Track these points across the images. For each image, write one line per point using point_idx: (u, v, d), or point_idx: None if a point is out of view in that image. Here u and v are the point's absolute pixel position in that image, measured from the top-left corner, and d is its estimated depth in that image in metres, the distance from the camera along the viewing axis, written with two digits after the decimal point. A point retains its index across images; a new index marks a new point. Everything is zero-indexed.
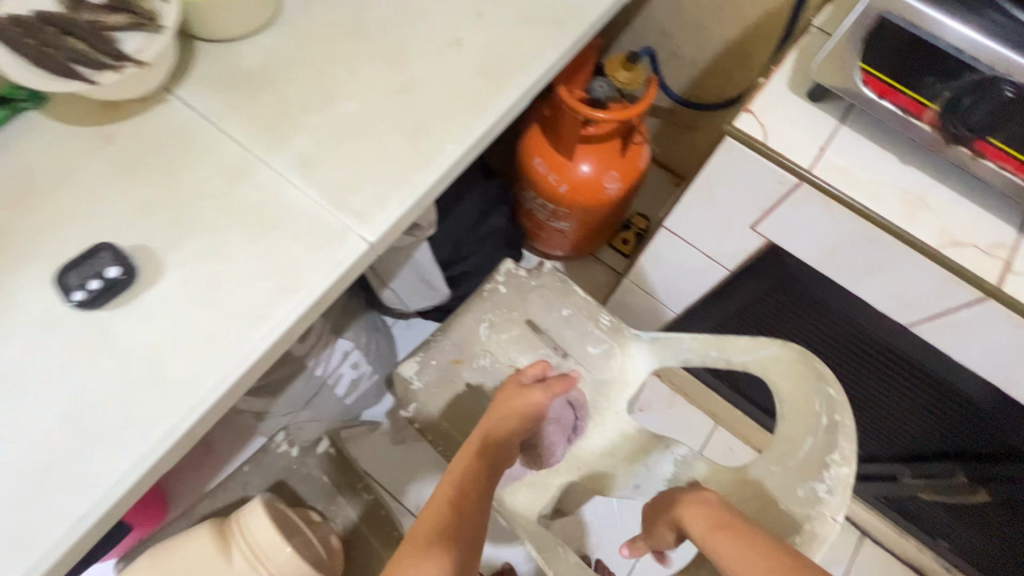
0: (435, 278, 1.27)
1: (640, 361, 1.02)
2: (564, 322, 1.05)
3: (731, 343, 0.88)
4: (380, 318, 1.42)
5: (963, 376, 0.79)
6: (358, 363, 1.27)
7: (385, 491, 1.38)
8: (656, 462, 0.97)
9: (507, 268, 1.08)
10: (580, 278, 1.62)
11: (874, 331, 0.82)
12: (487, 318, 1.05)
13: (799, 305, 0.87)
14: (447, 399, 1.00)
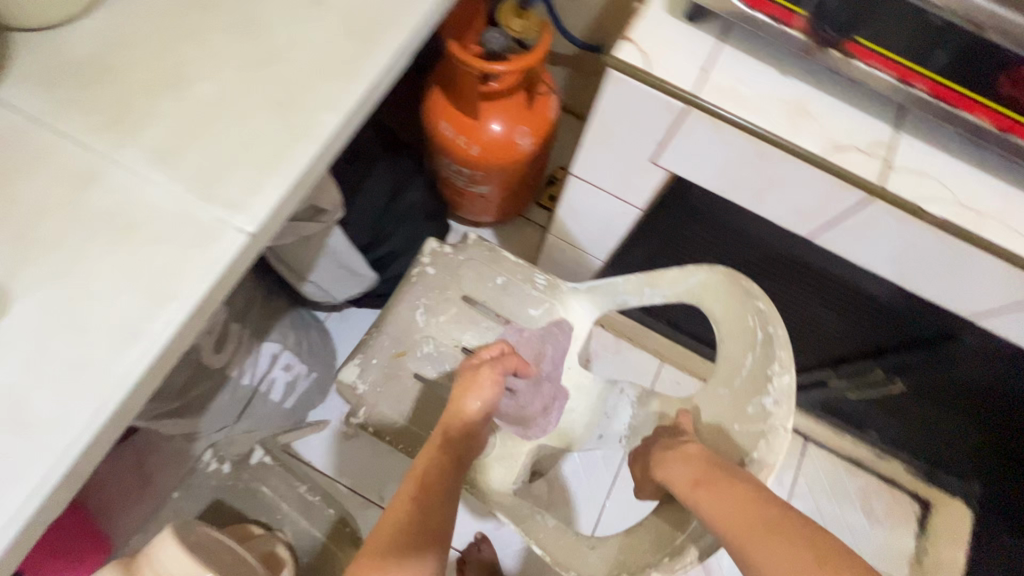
0: (358, 263, 1.22)
1: (580, 313, 1.01)
2: (500, 293, 1.03)
3: (661, 277, 0.87)
4: (309, 315, 1.36)
5: (865, 278, 0.83)
6: (291, 365, 1.21)
7: (345, 487, 1.35)
8: (612, 406, 1.00)
9: (432, 249, 1.05)
10: (511, 242, 1.60)
11: (780, 248, 0.85)
12: (421, 304, 1.02)
13: (711, 233, 0.88)
14: (399, 395, 0.96)
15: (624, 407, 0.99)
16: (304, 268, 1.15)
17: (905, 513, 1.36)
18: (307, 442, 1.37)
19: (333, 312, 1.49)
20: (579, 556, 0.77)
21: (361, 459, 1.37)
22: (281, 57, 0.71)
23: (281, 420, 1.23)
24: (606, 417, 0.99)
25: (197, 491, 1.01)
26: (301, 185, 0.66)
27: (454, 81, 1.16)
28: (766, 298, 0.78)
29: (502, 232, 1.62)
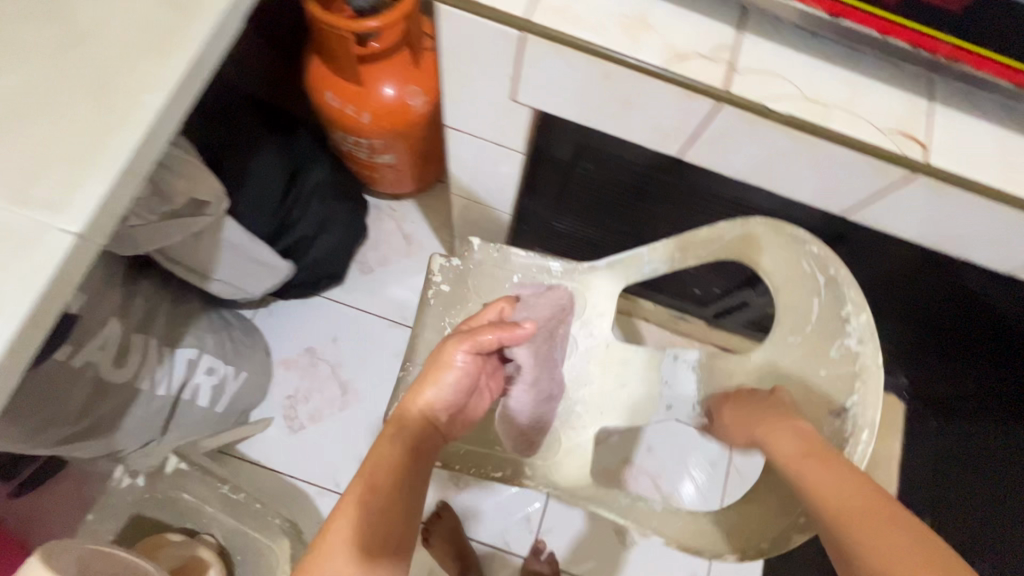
0: (267, 255, 1.17)
1: (608, 292, 0.96)
2: (519, 289, 0.98)
3: (691, 244, 0.82)
4: (228, 315, 1.31)
5: (754, 192, 0.83)
6: (214, 368, 1.17)
7: (299, 479, 1.34)
8: (677, 375, 0.91)
9: (438, 264, 1.00)
10: (435, 210, 1.57)
11: (667, 171, 0.84)
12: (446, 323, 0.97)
13: (599, 166, 0.87)
14: None
15: (691, 376, 0.90)
16: (206, 266, 1.10)
17: None
18: (254, 441, 1.35)
19: (260, 309, 1.45)
20: (702, 533, 0.76)
21: (313, 450, 1.36)
22: (90, 37, 0.65)
23: (216, 424, 1.20)
24: (669, 390, 0.91)
25: (112, 509, 1.09)
26: (132, 175, 0.61)
27: (329, 48, 1.09)
28: (817, 241, 0.74)
29: (425, 202, 1.58)
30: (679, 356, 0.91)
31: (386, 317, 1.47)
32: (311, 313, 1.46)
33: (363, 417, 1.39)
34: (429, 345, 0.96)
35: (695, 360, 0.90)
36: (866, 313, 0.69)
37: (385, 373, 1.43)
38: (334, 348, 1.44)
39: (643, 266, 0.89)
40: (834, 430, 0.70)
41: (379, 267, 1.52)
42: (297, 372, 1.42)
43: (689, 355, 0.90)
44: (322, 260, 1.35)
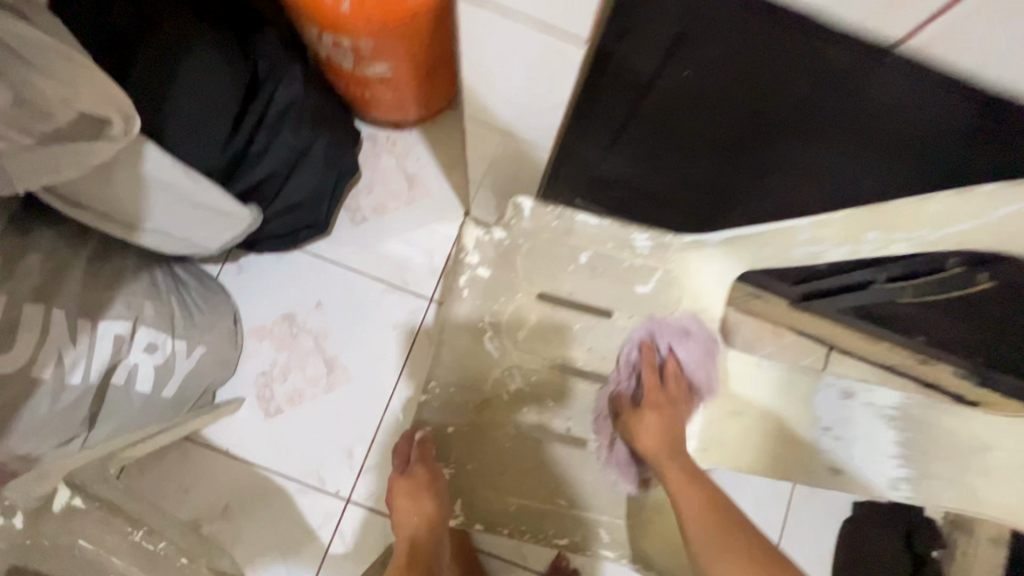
0: (219, 199, 0.87)
1: (713, 275, 0.78)
2: (589, 275, 0.77)
3: (903, 223, 0.63)
4: (180, 274, 1.03)
5: (978, 116, 0.49)
6: (157, 344, 0.90)
7: (275, 472, 1.10)
8: (870, 425, 0.77)
9: (475, 239, 0.76)
10: (446, 143, 1.24)
11: (824, 70, 0.51)
12: (488, 323, 0.77)
13: (706, 64, 0.54)
14: (505, 450, 0.77)
15: (886, 431, 0.77)
16: (130, 211, 0.80)
17: None
18: (221, 425, 1.11)
19: (229, 264, 1.18)
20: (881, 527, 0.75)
21: (293, 439, 1.12)
22: None
23: (166, 411, 0.96)
24: (850, 438, 0.77)
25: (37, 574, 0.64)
26: None
27: None
28: None
29: (433, 134, 1.24)
30: (871, 404, 0.78)
31: (381, 279, 1.18)
32: (290, 271, 1.18)
33: (353, 401, 1.14)
34: (455, 349, 0.77)
35: (896, 405, 0.78)
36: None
37: (380, 349, 1.16)
38: (318, 316, 1.16)
39: (797, 244, 0.69)
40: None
41: (374, 216, 1.21)
42: (273, 344, 1.15)
43: (884, 400, 0.78)
44: (300, 205, 1.05)
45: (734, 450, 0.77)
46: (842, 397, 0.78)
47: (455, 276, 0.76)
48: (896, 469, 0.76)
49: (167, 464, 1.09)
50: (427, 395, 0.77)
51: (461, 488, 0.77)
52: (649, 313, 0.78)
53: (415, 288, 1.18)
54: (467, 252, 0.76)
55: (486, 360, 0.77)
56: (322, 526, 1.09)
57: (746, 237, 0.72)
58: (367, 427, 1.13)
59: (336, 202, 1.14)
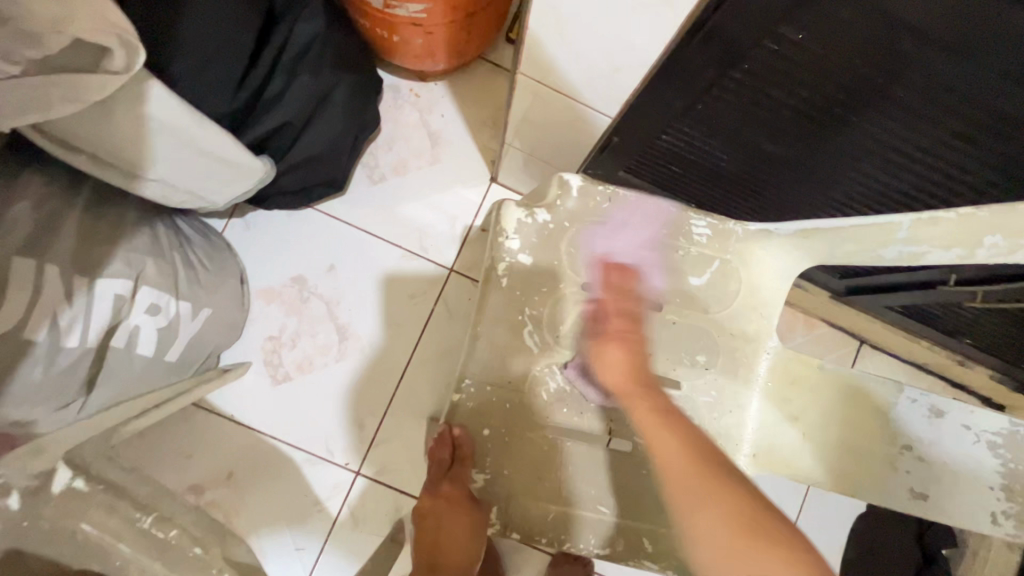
0: (229, 147, 0.78)
1: (778, 267, 0.71)
2: (640, 264, 0.72)
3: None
4: (183, 228, 0.95)
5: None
6: (160, 306, 0.83)
7: (284, 442, 1.06)
8: (965, 449, 0.70)
9: (516, 221, 0.71)
10: (477, 98, 1.15)
11: (965, 27, 0.47)
12: (526, 317, 0.71)
13: (828, 23, 0.49)
14: (545, 454, 0.70)
15: (987, 457, 0.70)
16: (129, 158, 0.71)
17: None
18: (227, 391, 1.06)
19: (235, 220, 1.09)
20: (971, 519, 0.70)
21: (299, 407, 1.07)
22: None
23: (169, 376, 0.90)
24: (943, 459, 0.70)
25: None
26: None
27: None
28: None
29: (460, 88, 1.15)
30: (968, 426, 0.71)
31: (399, 245, 1.11)
32: (302, 231, 1.10)
33: (367, 371, 1.08)
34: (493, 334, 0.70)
35: (1001, 430, 0.70)
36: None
37: (396, 318, 1.09)
38: (331, 281, 1.09)
39: (891, 241, 0.62)
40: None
41: (394, 176, 1.12)
42: (282, 309, 1.08)
43: (985, 422, 0.71)
44: (313, 159, 0.95)
45: (790, 455, 0.71)
46: (932, 414, 0.71)
47: (493, 263, 0.70)
48: (999, 502, 0.69)
49: (169, 429, 1.04)
50: (460, 393, 0.69)
51: (500, 495, 0.69)
52: (704, 306, 0.72)
53: (436, 255, 1.11)
54: (507, 235, 0.70)
55: (520, 351, 0.70)
56: (331, 498, 1.05)
57: (823, 229, 0.66)
58: (381, 400, 1.08)
59: (355, 159, 1.05)
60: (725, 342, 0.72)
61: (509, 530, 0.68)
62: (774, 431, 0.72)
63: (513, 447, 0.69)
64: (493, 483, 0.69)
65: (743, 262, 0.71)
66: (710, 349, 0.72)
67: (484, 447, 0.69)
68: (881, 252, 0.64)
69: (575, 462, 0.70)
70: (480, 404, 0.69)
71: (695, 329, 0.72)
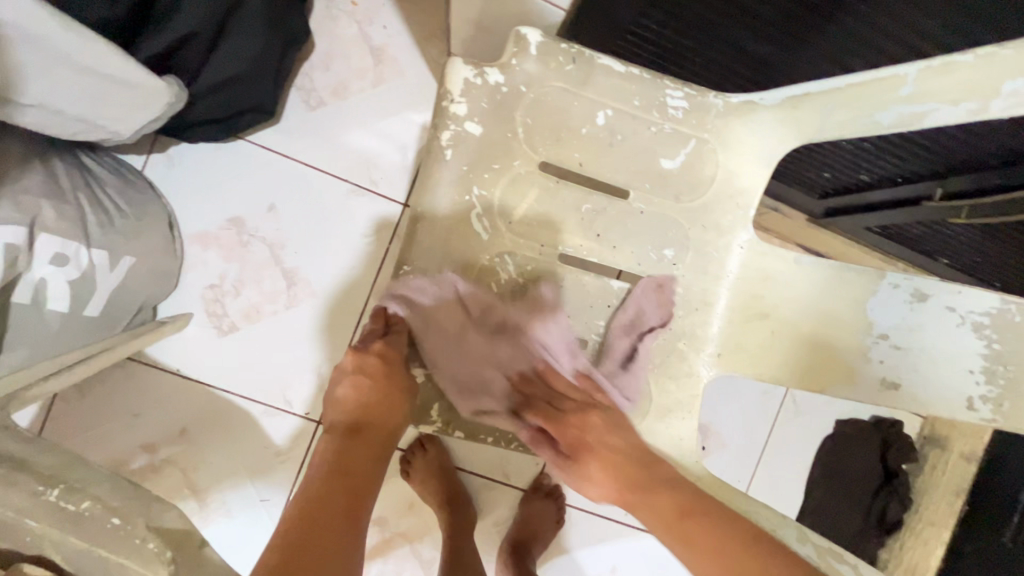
0: (121, 65, 0.66)
1: (759, 147, 0.59)
2: (607, 142, 0.59)
3: None
4: (91, 167, 0.84)
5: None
6: (67, 255, 0.74)
7: (236, 394, 1.00)
8: (948, 334, 0.56)
9: (463, 81, 0.56)
10: (418, 3, 1.00)
11: None
12: (476, 200, 0.58)
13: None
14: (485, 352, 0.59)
15: (970, 340, 0.56)
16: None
17: None
18: (168, 343, 0.98)
19: (155, 153, 0.97)
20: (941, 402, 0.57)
21: (249, 357, 1.00)
22: None
23: (98, 333, 0.82)
24: (921, 347, 0.57)
25: None
26: None
27: None
28: None
29: None
30: (953, 309, 0.56)
31: (344, 178, 1.00)
32: (233, 164, 0.98)
33: (318, 316, 1.01)
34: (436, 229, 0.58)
35: (991, 309, 0.55)
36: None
37: (345, 259, 1.01)
38: (271, 222, 0.99)
39: (891, 100, 0.52)
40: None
41: (333, 99, 0.99)
42: (219, 253, 0.98)
43: (975, 303, 0.56)
44: (232, 80, 0.83)
45: (755, 356, 0.61)
46: (913, 299, 0.57)
47: (435, 128, 0.56)
48: (978, 387, 0.56)
49: (107, 385, 0.97)
50: (399, 280, 0.57)
51: (441, 389, 0.59)
52: (675, 195, 0.60)
53: (385, 188, 1.01)
54: (453, 98, 0.56)
55: (468, 243, 0.59)
56: (293, 448, 1.01)
57: (815, 93, 0.54)
58: (336, 346, 1.01)
59: (282, 79, 0.93)
60: (697, 237, 0.61)
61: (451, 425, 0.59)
62: (749, 332, 0.61)
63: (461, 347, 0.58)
64: (432, 378, 0.60)
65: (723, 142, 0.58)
66: (680, 243, 0.61)
67: (423, 336, 0.58)
68: (878, 115, 0.53)
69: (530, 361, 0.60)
70: (423, 292, 0.58)
71: (667, 221, 0.60)
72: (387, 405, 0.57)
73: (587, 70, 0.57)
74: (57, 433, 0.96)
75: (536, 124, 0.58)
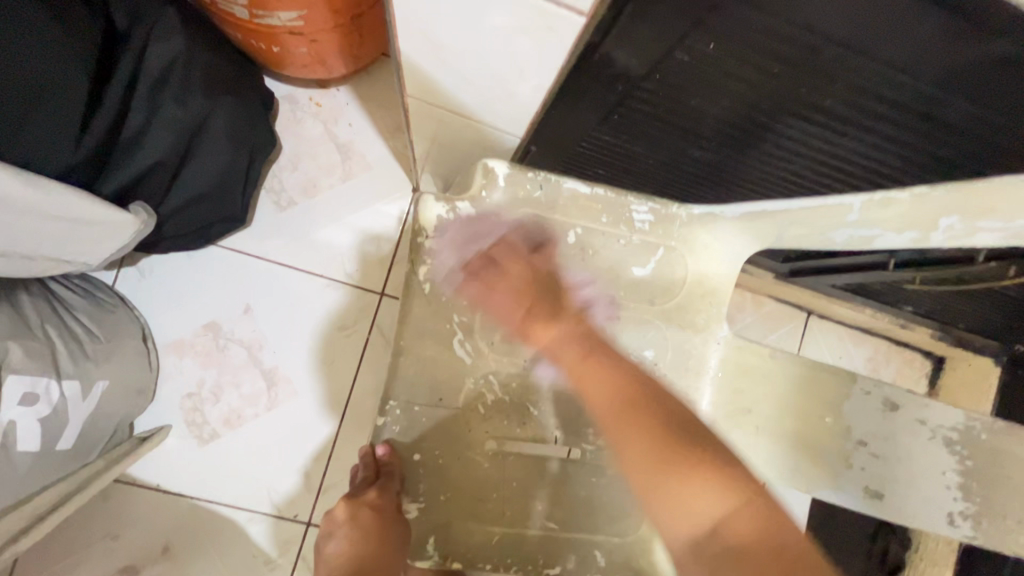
0: (88, 206, 0.67)
1: (721, 253, 0.62)
2: (578, 258, 0.60)
3: (990, 208, 0.50)
4: (58, 293, 0.83)
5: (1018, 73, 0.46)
6: (36, 394, 0.73)
7: (224, 505, 0.97)
8: (924, 447, 0.62)
9: (436, 217, 0.58)
10: (384, 102, 1.04)
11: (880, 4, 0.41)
12: (456, 324, 0.59)
13: (733, 36, 0.45)
14: (473, 475, 0.58)
15: (943, 455, 0.62)
16: None
17: (921, 381, 1.09)
18: (147, 460, 0.95)
19: (128, 267, 0.96)
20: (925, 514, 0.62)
21: (235, 464, 0.97)
22: None
23: (68, 464, 0.79)
24: (901, 457, 0.62)
25: None
26: None
27: None
28: None
29: (368, 94, 1.03)
30: (924, 422, 0.63)
31: (322, 274, 1.01)
32: (209, 272, 0.98)
33: (303, 416, 0.99)
34: (422, 360, 0.58)
35: (958, 426, 0.63)
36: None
37: (328, 355, 1.00)
38: (247, 324, 0.99)
39: (841, 225, 0.55)
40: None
41: (304, 199, 1.01)
42: (197, 362, 0.97)
43: (942, 419, 0.63)
44: (201, 198, 0.84)
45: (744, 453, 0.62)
46: (886, 409, 0.62)
47: (411, 267, 0.58)
48: (955, 502, 0.62)
49: (86, 509, 0.94)
50: (384, 416, 0.57)
51: (436, 523, 0.58)
52: (649, 299, 0.62)
53: (364, 280, 1.02)
54: (428, 234, 0.58)
55: (448, 366, 0.59)
56: (283, 553, 0.98)
57: (771, 212, 0.57)
58: (324, 443, 1.00)
59: (253, 188, 0.94)
60: (674, 337, 0.62)
61: (450, 558, 0.57)
62: (738, 431, 0.62)
63: (451, 469, 0.58)
64: (428, 511, 0.57)
65: (686, 249, 0.61)
66: (659, 344, 0.62)
67: (413, 474, 0.57)
68: (832, 235, 0.57)
69: (515, 478, 0.59)
70: (408, 426, 0.57)
71: (643, 324, 0.62)
72: (377, 559, 0.58)
73: (553, 194, 0.60)
74: (33, 567, 0.91)
75: (508, 245, 0.59)
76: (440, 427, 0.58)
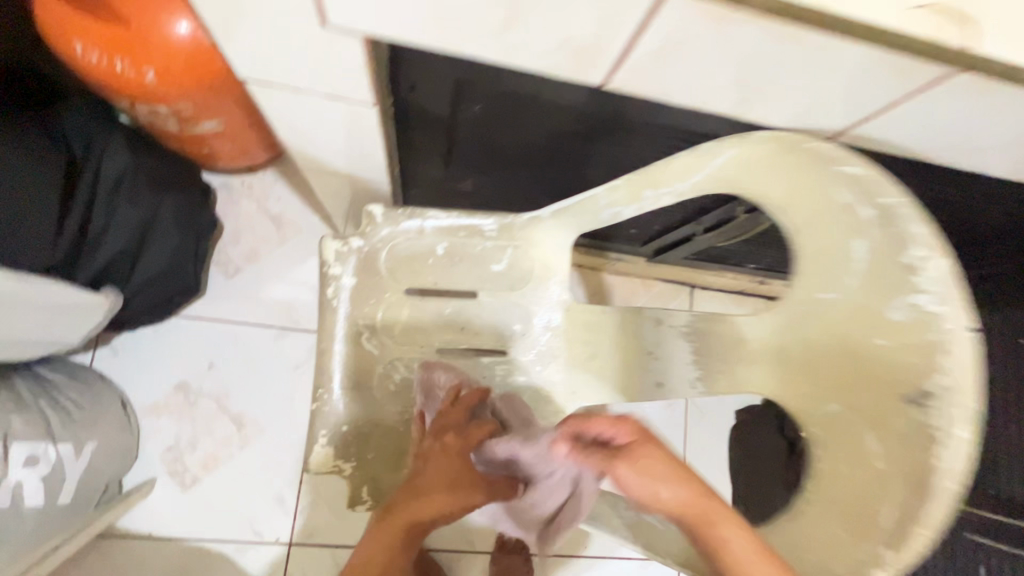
0: (71, 293, 0.85)
1: (555, 246, 0.78)
2: (448, 265, 0.80)
3: (666, 176, 0.63)
4: (44, 375, 0.98)
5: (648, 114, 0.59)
6: (37, 455, 0.88)
7: (211, 540, 1.10)
8: None
9: (335, 251, 0.77)
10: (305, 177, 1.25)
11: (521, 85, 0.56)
12: (364, 328, 0.77)
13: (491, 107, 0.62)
14: (388, 440, 0.76)
15: None
16: None
17: None
18: (137, 514, 1.08)
19: (101, 347, 1.12)
20: None
21: (215, 502, 1.11)
22: None
23: (69, 517, 0.92)
24: None
25: None
26: None
27: None
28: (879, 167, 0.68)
29: (291, 171, 1.24)
30: None
31: (271, 325, 1.18)
32: (173, 338, 1.15)
33: (272, 449, 1.14)
34: (342, 359, 0.76)
35: None
36: (943, 255, 0.49)
37: (286, 393, 1.16)
38: (213, 378, 1.15)
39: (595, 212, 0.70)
40: (910, 422, 0.49)
41: (248, 265, 1.20)
42: (173, 418, 1.12)
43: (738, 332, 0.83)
44: (158, 276, 1.02)
45: None
46: None
47: (323, 291, 0.77)
48: None
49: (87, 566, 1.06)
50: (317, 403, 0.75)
51: (366, 476, 0.75)
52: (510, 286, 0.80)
53: (309, 324, 1.20)
54: (331, 265, 0.77)
55: (362, 360, 0.77)
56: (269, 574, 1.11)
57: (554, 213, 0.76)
58: (292, 470, 1.14)
59: (203, 262, 1.12)
60: None
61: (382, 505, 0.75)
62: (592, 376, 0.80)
63: (374, 439, 0.76)
64: (358, 469, 0.75)
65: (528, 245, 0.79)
66: (525, 318, 0.80)
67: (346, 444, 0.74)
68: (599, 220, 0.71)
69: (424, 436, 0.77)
70: (337, 407, 0.76)
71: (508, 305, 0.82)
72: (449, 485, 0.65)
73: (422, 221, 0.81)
74: None
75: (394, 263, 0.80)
76: (359, 407, 0.76)
